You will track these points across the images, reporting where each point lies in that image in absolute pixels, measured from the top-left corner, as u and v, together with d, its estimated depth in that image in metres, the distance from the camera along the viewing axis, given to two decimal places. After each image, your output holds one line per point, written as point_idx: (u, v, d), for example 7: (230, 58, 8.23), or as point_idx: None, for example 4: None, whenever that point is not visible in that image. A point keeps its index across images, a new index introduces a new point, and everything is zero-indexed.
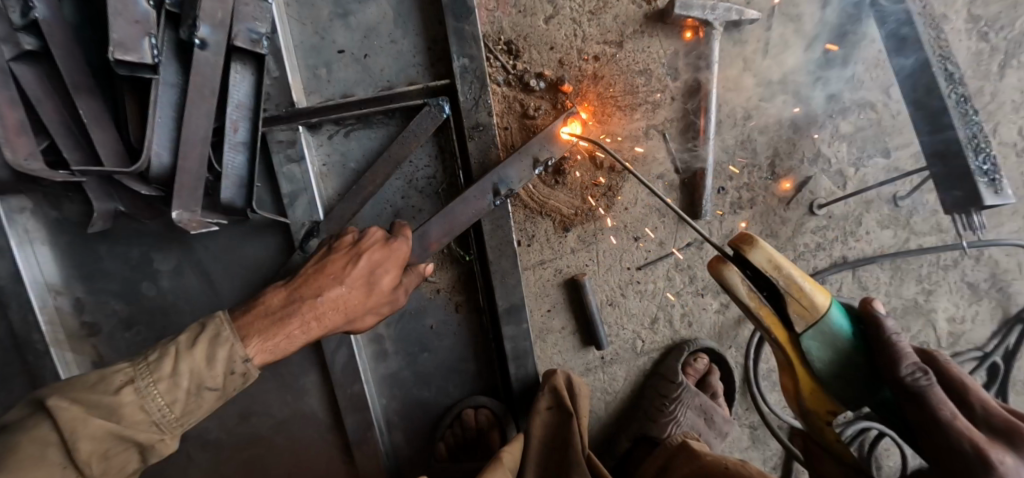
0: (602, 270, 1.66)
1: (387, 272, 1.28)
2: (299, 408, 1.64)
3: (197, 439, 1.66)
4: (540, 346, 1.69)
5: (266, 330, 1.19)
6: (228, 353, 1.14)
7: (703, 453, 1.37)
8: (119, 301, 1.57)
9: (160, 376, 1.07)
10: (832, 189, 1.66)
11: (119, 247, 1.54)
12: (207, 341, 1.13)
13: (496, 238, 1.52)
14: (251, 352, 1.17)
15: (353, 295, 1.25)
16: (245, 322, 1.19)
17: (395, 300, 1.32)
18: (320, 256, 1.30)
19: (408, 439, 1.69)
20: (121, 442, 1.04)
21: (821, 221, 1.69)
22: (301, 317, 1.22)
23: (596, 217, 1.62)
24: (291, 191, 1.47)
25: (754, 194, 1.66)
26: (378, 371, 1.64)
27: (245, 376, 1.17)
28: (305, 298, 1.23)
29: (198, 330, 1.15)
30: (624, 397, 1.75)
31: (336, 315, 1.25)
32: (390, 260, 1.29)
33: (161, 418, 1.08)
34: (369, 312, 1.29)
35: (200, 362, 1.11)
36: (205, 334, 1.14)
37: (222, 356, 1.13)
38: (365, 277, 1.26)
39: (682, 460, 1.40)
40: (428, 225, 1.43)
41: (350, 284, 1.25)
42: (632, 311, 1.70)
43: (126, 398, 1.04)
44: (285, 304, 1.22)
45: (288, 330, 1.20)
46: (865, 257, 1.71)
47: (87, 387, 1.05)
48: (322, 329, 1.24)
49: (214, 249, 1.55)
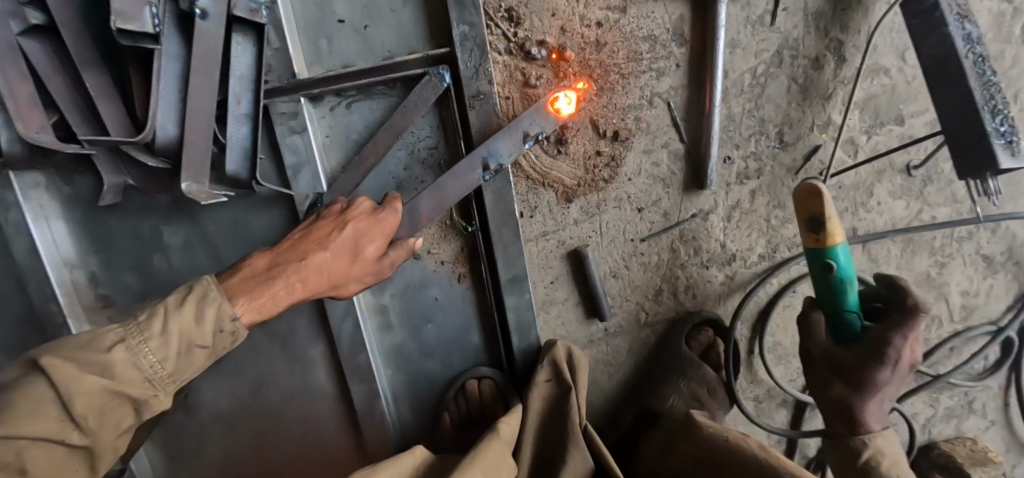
0: (605, 243, 1.60)
1: (372, 242, 1.27)
2: (304, 382, 1.81)
3: (210, 413, 1.89)
4: (542, 319, 1.68)
5: (251, 290, 1.17)
6: (217, 312, 1.12)
7: (705, 426, 1.36)
8: (132, 275, 1.68)
9: (150, 334, 1.06)
10: (842, 158, 1.60)
11: (129, 222, 1.63)
12: (195, 300, 1.12)
13: (498, 209, 1.47)
14: (238, 312, 1.15)
15: (336, 262, 1.23)
16: (230, 284, 1.18)
17: (381, 271, 1.31)
18: (308, 222, 1.30)
19: (412, 410, 1.76)
20: (115, 397, 1.04)
21: (830, 191, 1.63)
22: (286, 279, 1.19)
23: (600, 187, 1.55)
24: (294, 162, 1.46)
25: (762, 164, 1.59)
26: (382, 341, 1.68)
27: (235, 336, 1.16)
28: (289, 262, 1.21)
29: (185, 291, 1.14)
30: (629, 371, 1.76)
31: (320, 282, 1.23)
32: (374, 230, 1.27)
33: (153, 374, 1.07)
34: (353, 279, 1.28)
35: (187, 318, 1.10)
36: (193, 294, 1.13)
37: (211, 316, 1.12)
38: (350, 243, 1.25)
39: (687, 432, 1.40)
40: (418, 198, 1.39)
41: (334, 250, 1.23)
42: (636, 283, 1.66)
43: (118, 355, 1.04)
44: (268, 268, 1.20)
45: (272, 290, 1.18)
46: (875, 230, 1.67)
47: (78, 348, 1.05)
48: (306, 292, 1.22)
49: (222, 224, 1.61)
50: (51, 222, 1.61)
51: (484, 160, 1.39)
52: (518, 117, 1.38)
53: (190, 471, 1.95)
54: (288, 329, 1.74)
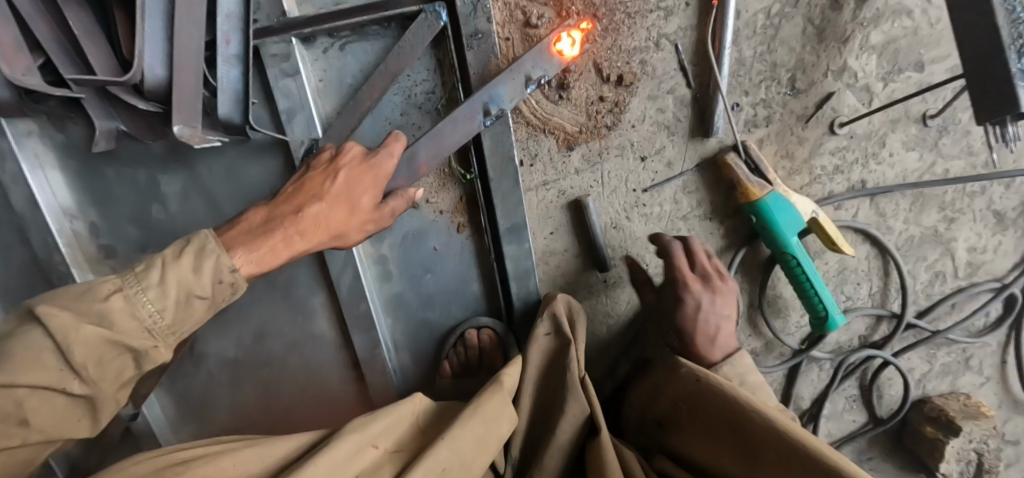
0: (606, 193, 1.56)
1: (366, 191, 1.24)
2: (307, 330, 1.83)
3: (215, 357, 1.93)
4: (541, 269, 1.67)
5: (248, 241, 1.15)
6: (216, 262, 1.09)
7: (680, 367, 1.38)
8: (132, 225, 1.67)
9: (148, 284, 1.02)
10: (857, 106, 1.54)
11: (125, 171, 1.61)
12: (194, 251, 1.08)
13: (496, 155, 1.43)
14: (237, 264, 1.12)
15: (333, 212, 1.21)
16: (227, 238, 1.16)
17: (379, 220, 1.28)
18: (299, 174, 1.26)
19: (413, 359, 1.80)
20: (114, 347, 1.00)
21: (841, 140, 1.57)
22: (284, 231, 1.18)
23: (602, 134, 1.50)
24: (288, 107, 1.42)
25: (772, 111, 1.53)
26: (383, 290, 1.69)
27: (236, 287, 1.12)
28: (285, 214, 1.19)
29: (184, 243, 1.10)
30: (628, 324, 1.76)
31: (320, 233, 1.21)
32: (367, 177, 1.24)
33: (152, 325, 1.03)
34: (354, 229, 1.25)
35: (185, 268, 1.06)
36: (191, 247, 1.08)
37: (210, 267, 1.08)
38: (345, 193, 1.22)
39: (667, 375, 1.41)
40: (418, 145, 1.34)
41: (330, 201, 1.21)
42: (637, 235, 1.63)
43: (115, 305, 1.00)
44: (264, 222, 1.18)
45: (271, 242, 1.16)
46: (885, 182, 1.62)
47: (74, 298, 1.01)
48: (306, 244, 1.20)
49: (218, 173, 1.59)
50: (47, 170, 1.59)
51: (485, 105, 1.34)
52: (520, 59, 1.31)
53: (205, 415, 2.04)
54: (288, 280, 1.75)
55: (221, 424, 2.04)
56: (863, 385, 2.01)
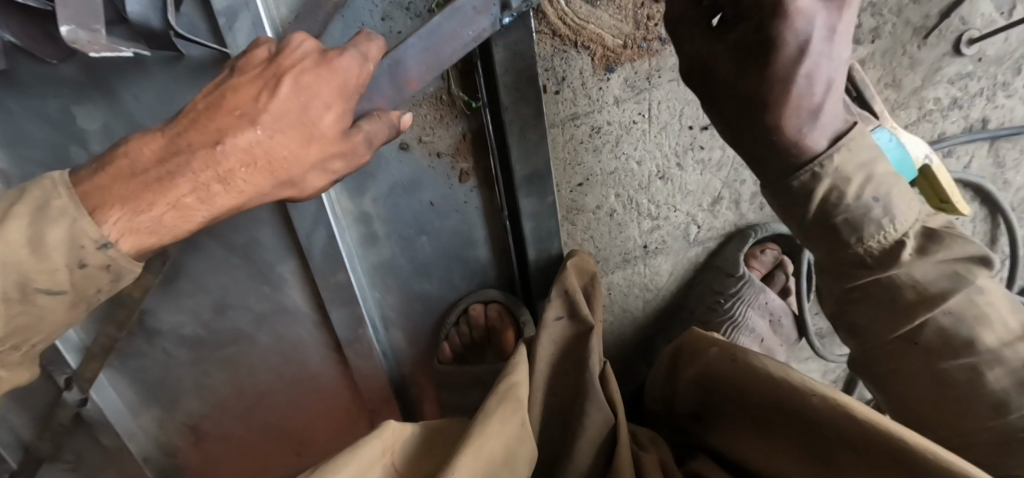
0: (654, 132, 1.20)
1: (328, 108, 0.75)
2: (278, 301, 1.49)
3: (172, 335, 1.57)
4: (566, 231, 1.33)
5: (138, 196, 0.72)
6: (68, 235, 0.70)
7: (708, 345, 0.92)
8: (49, 172, 1.34)
9: None
10: (992, 16, 1.13)
11: (26, 100, 1.22)
12: (28, 215, 0.68)
13: (512, 74, 1.04)
14: (118, 233, 0.72)
15: (274, 145, 0.73)
16: (92, 188, 0.71)
17: (351, 152, 0.81)
18: (216, 80, 0.76)
19: (408, 337, 1.51)
20: None
21: (964, 64, 1.19)
22: (191, 177, 0.72)
23: (654, 51, 1.10)
24: (227, 6, 1.04)
25: (883, 21, 1.12)
26: (367, 256, 1.35)
27: (115, 272, 0.76)
28: (192, 150, 0.72)
29: (14, 199, 0.70)
30: (666, 296, 1.48)
31: (258, 177, 0.74)
32: (325, 86, 0.74)
33: None
34: (312, 169, 0.78)
35: (17, 244, 0.68)
36: (27, 206, 0.69)
37: (59, 240, 0.69)
38: (296, 112, 0.73)
39: (690, 355, 0.96)
40: (405, 47, 0.90)
41: (267, 126, 0.72)
42: (690, 188, 1.29)
43: None
44: (160, 163, 0.72)
45: (174, 197, 0.72)
46: (1011, 122, 1.29)
47: None
48: (234, 198, 0.75)
49: (149, 104, 1.22)
50: None
51: None
52: None
53: (168, 399, 1.73)
54: (249, 243, 1.36)
55: (189, 408, 1.76)
56: None
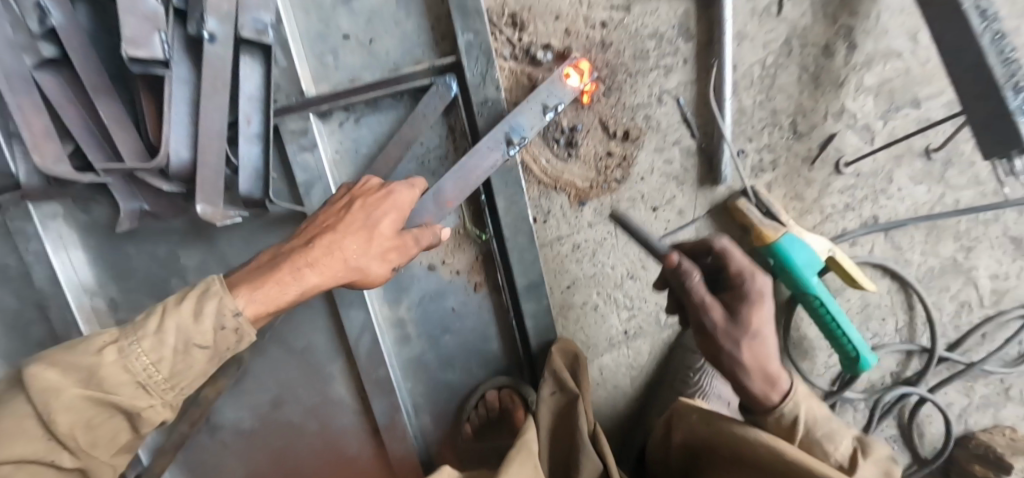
0: (620, 245, 1.58)
1: (386, 216, 1.18)
2: (325, 395, 1.79)
3: (233, 429, 1.86)
4: (561, 323, 1.67)
5: (251, 282, 1.09)
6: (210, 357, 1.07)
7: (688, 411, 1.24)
8: (151, 299, 1.70)
9: (145, 333, 1.01)
10: (858, 145, 1.56)
11: (146, 246, 1.63)
12: (199, 293, 1.06)
13: (510, 215, 1.45)
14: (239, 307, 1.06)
15: (348, 238, 1.14)
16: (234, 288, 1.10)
17: (402, 246, 1.20)
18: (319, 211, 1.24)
19: (434, 421, 1.79)
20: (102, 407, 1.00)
21: (847, 179, 1.60)
22: (292, 264, 1.11)
23: (613, 188, 1.52)
24: (306, 179, 1.47)
25: (776, 156, 1.57)
26: (402, 353, 1.68)
27: None
28: (297, 248, 1.14)
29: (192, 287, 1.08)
30: (649, 372, 1.77)
31: (335, 262, 1.13)
32: (386, 203, 1.19)
33: (147, 379, 1.02)
34: (375, 258, 1.17)
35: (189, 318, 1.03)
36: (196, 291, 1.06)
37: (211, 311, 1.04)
38: (362, 220, 1.16)
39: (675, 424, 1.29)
40: (442, 181, 1.34)
41: (346, 228, 1.15)
42: (654, 284, 1.64)
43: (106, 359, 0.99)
44: (273, 261, 1.14)
45: (277, 276, 1.10)
46: (897, 216, 1.64)
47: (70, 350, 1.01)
48: (318, 279, 1.12)
49: (239, 247, 1.62)
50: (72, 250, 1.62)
51: (507, 135, 1.35)
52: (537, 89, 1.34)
53: None
54: (307, 345, 1.71)
55: None
56: (900, 423, 1.90)
